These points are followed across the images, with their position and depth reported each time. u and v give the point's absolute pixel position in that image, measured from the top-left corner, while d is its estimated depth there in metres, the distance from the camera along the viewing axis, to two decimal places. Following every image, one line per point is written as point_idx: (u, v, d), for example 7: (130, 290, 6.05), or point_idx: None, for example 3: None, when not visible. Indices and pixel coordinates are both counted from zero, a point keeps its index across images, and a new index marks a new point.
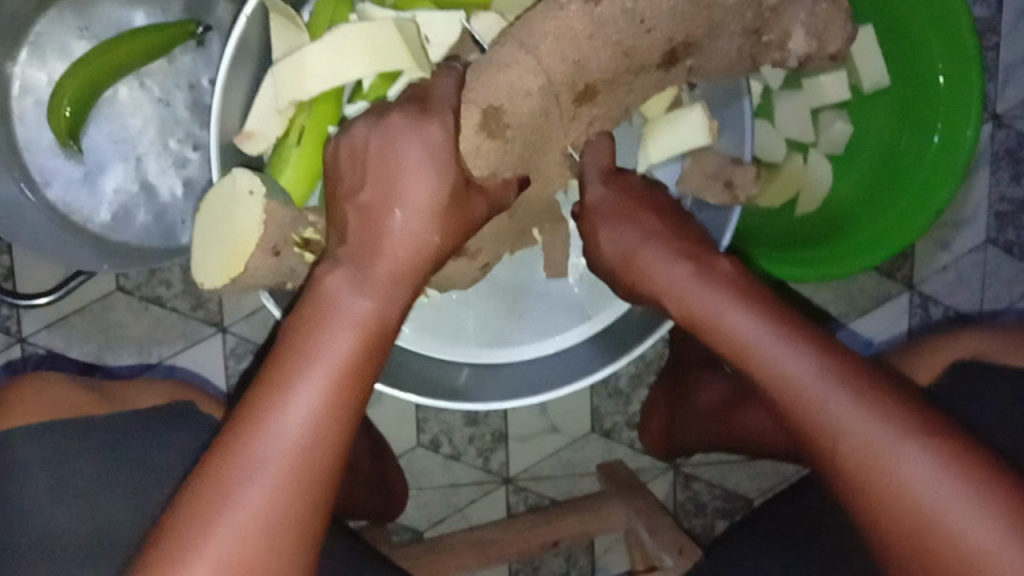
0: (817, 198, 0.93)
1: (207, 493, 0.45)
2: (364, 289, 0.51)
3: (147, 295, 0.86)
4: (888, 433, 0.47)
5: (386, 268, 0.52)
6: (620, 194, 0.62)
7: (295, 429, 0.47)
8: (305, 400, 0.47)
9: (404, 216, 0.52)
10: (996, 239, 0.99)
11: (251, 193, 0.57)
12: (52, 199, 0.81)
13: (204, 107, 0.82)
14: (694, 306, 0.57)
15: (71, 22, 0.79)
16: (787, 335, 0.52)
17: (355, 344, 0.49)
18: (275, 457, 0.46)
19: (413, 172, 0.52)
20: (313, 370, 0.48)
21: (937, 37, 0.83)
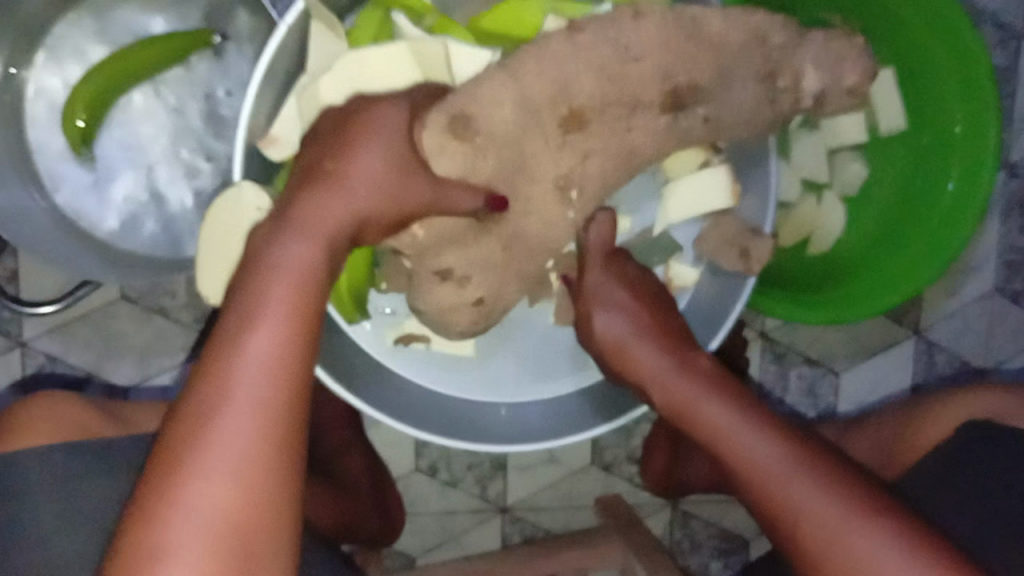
0: (829, 242, 0.93)
1: (180, 454, 0.43)
2: (297, 232, 0.50)
3: (151, 305, 0.85)
4: (839, 511, 0.51)
5: (337, 221, 0.51)
6: (614, 281, 0.65)
7: (259, 378, 0.45)
8: (262, 347, 0.46)
9: (355, 181, 0.51)
10: (1004, 288, 0.99)
11: (257, 211, 0.55)
12: (60, 203, 0.80)
13: (218, 118, 0.81)
14: (680, 396, 0.60)
15: (87, 26, 0.78)
16: (754, 424, 0.57)
17: (303, 286, 0.48)
18: (243, 406, 0.44)
19: (366, 145, 0.52)
20: (270, 305, 0.47)
21: (957, 86, 0.83)
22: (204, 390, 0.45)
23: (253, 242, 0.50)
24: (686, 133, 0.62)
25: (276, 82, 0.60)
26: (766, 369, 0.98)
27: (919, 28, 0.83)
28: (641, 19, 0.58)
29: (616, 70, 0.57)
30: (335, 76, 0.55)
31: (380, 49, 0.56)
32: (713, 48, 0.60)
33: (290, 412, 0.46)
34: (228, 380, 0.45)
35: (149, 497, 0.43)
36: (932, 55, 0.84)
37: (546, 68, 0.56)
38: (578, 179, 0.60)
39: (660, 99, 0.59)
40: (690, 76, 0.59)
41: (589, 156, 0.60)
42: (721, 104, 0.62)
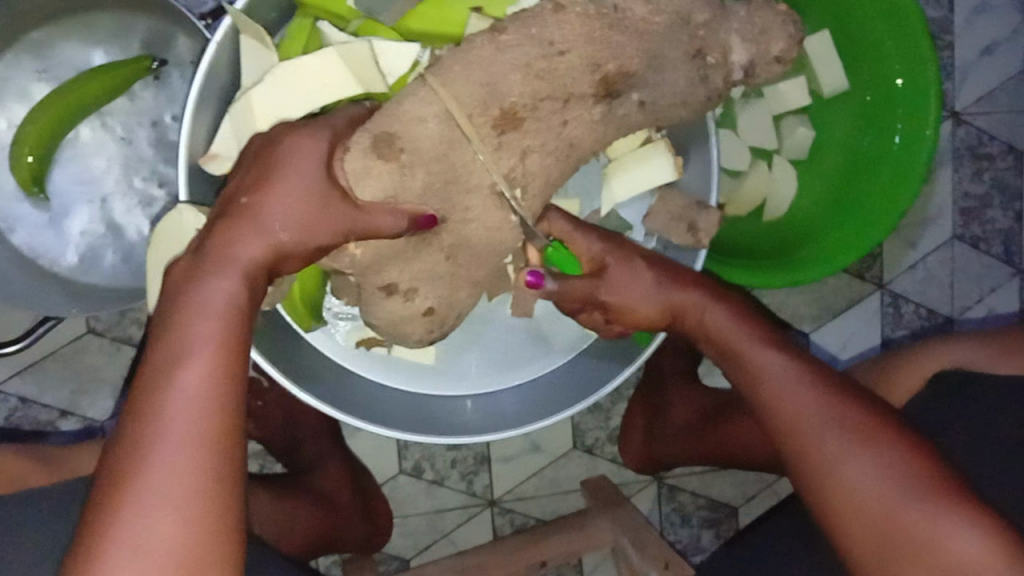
0: (784, 206, 0.94)
1: (116, 501, 0.42)
2: (220, 270, 0.48)
3: (119, 335, 0.85)
4: (842, 435, 0.52)
5: (258, 258, 0.49)
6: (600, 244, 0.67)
7: (188, 415, 0.43)
8: (189, 384, 0.44)
9: (277, 221, 0.50)
10: (962, 235, 1.00)
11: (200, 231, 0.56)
12: (18, 244, 0.80)
13: (168, 143, 0.81)
14: (690, 314, 0.65)
15: (28, 65, 0.78)
16: (762, 340, 0.61)
17: (227, 322, 0.46)
18: (176, 444, 0.43)
19: (287, 175, 0.51)
20: (195, 345, 0.45)
21: (892, 41, 0.85)
22: (136, 433, 0.44)
23: (177, 282, 0.48)
24: (622, 120, 0.63)
25: (213, 102, 0.61)
26: None
27: None
28: (564, 11, 0.58)
29: (543, 69, 0.57)
30: (269, 87, 0.57)
31: (312, 61, 0.57)
32: (635, 34, 0.60)
33: (225, 450, 0.44)
34: (156, 426, 0.43)
35: (86, 551, 0.42)
36: (864, 13, 0.85)
37: (472, 75, 0.56)
38: (523, 178, 0.60)
39: (592, 88, 0.59)
40: (619, 62, 0.59)
41: (528, 153, 0.59)
42: (655, 88, 0.63)
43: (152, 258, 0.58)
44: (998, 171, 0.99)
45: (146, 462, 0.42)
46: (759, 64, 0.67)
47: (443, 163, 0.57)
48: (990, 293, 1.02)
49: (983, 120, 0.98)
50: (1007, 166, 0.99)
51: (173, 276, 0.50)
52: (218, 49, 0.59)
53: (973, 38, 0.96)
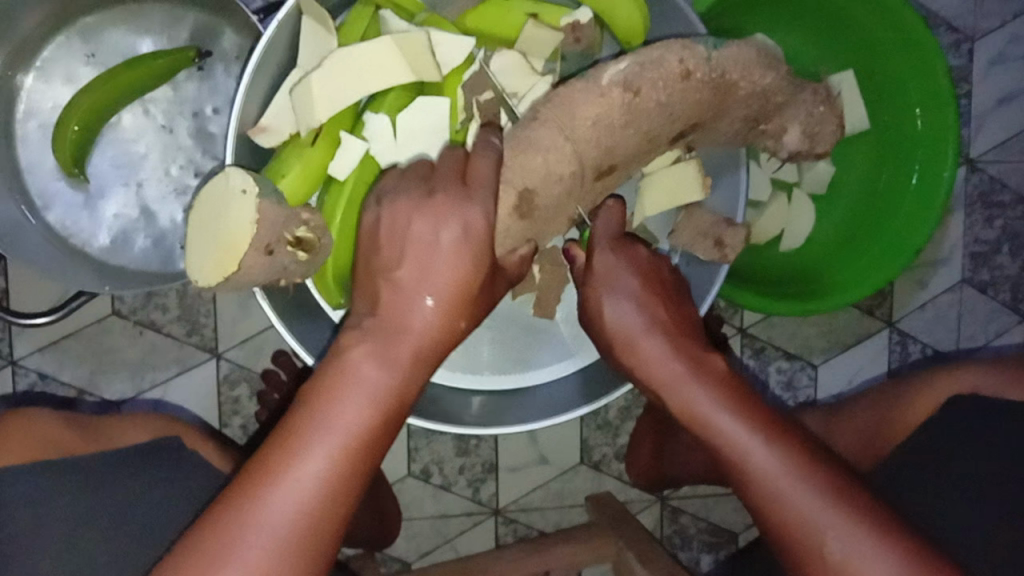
0: (801, 238, 0.95)
1: (225, 542, 0.48)
2: (383, 361, 0.52)
3: (142, 319, 0.86)
4: (852, 536, 0.49)
5: (414, 350, 0.53)
6: (675, 354, 0.58)
7: (307, 495, 0.49)
8: (319, 467, 0.49)
9: (432, 303, 0.53)
10: (971, 279, 1.02)
11: (243, 193, 0.57)
12: (52, 222, 0.82)
13: (207, 134, 0.83)
14: (696, 410, 0.56)
15: (77, 48, 0.80)
16: (779, 453, 0.52)
17: (377, 418, 0.51)
18: (289, 515, 0.48)
19: (445, 259, 0.53)
20: (341, 430, 0.50)
21: (915, 85, 0.87)
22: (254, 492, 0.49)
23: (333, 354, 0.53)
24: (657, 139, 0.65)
25: (266, 88, 0.62)
26: (746, 365, 1.01)
27: (874, 31, 0.87)
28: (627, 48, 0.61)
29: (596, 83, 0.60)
30: (327, 74, 0.60)
31: (369, 48, 0.60)
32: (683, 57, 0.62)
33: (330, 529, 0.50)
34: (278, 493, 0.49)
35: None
36: (890, 57, 0.88)
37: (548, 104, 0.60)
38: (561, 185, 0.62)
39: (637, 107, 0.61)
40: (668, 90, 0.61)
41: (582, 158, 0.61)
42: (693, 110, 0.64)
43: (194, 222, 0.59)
44: (1010, 220, 1.02)
45: (262, 516, 0.48)
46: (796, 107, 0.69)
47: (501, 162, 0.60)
48: (995, 338, 1.04)
49: (997, 168, 1.01)
50: (1017, 215, 1.02)
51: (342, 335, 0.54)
52: (277, 29, 0.60)
53: (991, 88, 0.99)
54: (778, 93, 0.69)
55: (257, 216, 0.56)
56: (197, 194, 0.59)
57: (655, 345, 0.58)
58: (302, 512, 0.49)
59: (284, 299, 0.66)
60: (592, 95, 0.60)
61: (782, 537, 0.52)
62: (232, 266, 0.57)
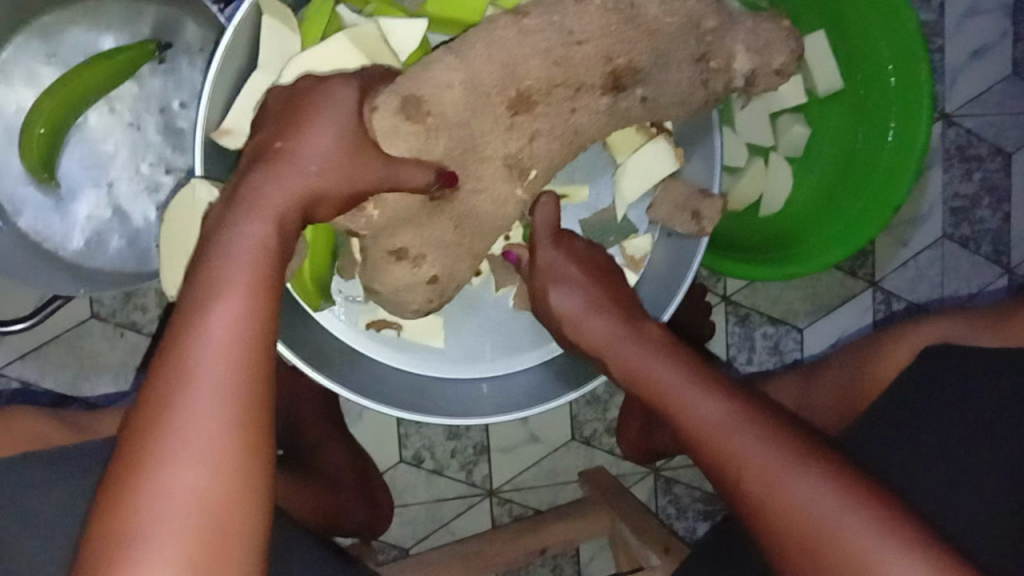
0: (778, 203, 0.96)
1: (148, 435, 0.41)
2: (252, 209, 0.48)
3: (122, 321, 0.85)
4: (758, 440, 0.50)
5: (286, 198, 0.49)
6: (567, 259, 0.68)
7: (219, 353, 0.42)
8: (223, 317, 0.43)
9: (314, 158, 0.51)
10: (952, 234, 1.02)
11: (211, 205, 0.57)
12: (23, 227, 0.81)
13: (176, 130, 0.82)
14: (627, 363, 0.62)
15: (38, 48, 0.79)
16: (697, 379, 0.56)
17: (263, 266, 0.46)
18: (209, 378, 0.42)
19: (312, 124, 0.52)
20: (234, 279, 0.45)
21: (886, 41, 0.86)
22: (164, 364, 0.43)
23: (208, 228, 0.49)
24: (625, 114, 0.65)
25: (229, 77, 0.61)
26: (732, 332, 1.01)
27: None
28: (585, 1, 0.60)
29: (562, 56, 0.59)
30: (285, 84, 0.58)
31: (322, 47, 0.58)
32: (650, 34, 0.62)
33: (257, 383, 0.43)
34: (190, 351, 0.42)
35: (123, 466, 0.41)
36: (860, 13, 0.87)
37: (493, 54, 0.58)
38: (529, 161, 0.63)
39: (602, 80, 0.62)
40: (629, 57, 0.62)
41: (536, 138, 0.62)
42: (659, 84, 0.65)
43: (166, 239, 0.59)
44: (988, 172, 1.02)
45: (182, 374, 0.42)
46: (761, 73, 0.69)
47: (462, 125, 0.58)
48: (980, 291, 1.04)
49: (974, 122, 1.01)
50: (996, 167, 1.02)
51: (208, 221, 0.51)
52: (237, 31, 0.59)
53: (964, 41, 0.99)
54: (709, 18, 0.66)
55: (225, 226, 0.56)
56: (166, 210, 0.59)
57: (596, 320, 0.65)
58: (223, 356, 0.42)
59: None
60: (520, 38, 0.58)
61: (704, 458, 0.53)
62: None
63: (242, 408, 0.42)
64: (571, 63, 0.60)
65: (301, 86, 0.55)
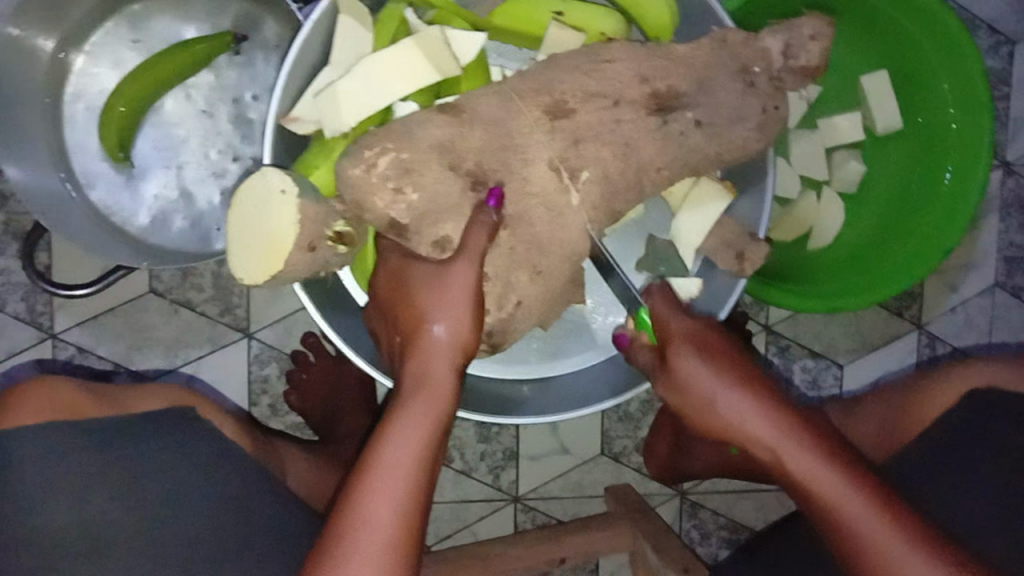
0: (827, 237, 0.94)
1: (336, 540, 0.48)
2: (441, 313, 0.54)
3: (178, 298, 0.88)
4: (904, 539, 0.50)
5: (462, 313, 0.54)
6: (701, 325, 0.59)
7: (401, 467, 0.50)
8: (410, 435, 0.51)
9: (442, 328, 0.54)
10: (1004, 283, 1.01)
11: (282, 193, 0.57)
12: (94, 199, 0.84)
13: (246, 120, 0.85)
14: (701, 397, 0.55)
15: (125, 33, 0.83)
16: (790, 425, 0.54)
17: (447, 383, 0.53)
18: (393, 493, 0.49)
19: (437, 307, 0.54)
20: (423, 402, 0.52)
21: (949, 82, 0.86)
22: (358, 475, 0.50)
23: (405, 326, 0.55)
24: (680, 140, 0.62)
25: (299, 73, 0.64)
26: (771, 362, 1.01)
27: (907, 25, 0.86)
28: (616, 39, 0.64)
29: (589, 70, 0.61)
30: (352, 79, 0.60)
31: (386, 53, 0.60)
32: (684, 63, 0.63)
33: (419, 486, 0.50)
34: (381, 462, 0.50)
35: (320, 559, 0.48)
36: (923, 52, 0.87)
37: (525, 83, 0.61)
38: (577, 161, 0.59)
39: (642, 100, 0.61)
40: (668, 83, 0.62)
41: (581, 140, 0.59)
42: (708, 108, 0.63)
43: (232, 219, 0.59)
44: None
45: (371, 483, 0.49)
46: (805, 68, 0.67)
47: (498, 130, 0.58)
48: None
49: None
50: None
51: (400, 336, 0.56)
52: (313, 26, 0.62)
53: None
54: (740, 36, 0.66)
55: (299, 217, 0.56)
56: (234, 193, 0.59)
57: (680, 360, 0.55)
58: (402, 467, 0.50)
59: (323, 291, 0.67)
60: (569, 71, 0.61)
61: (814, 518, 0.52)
62: (278, 264, 0.58)
63: (412, 508, 0.49)
64: (612, 80, 0.61)
65: (391, 264, 0.58)
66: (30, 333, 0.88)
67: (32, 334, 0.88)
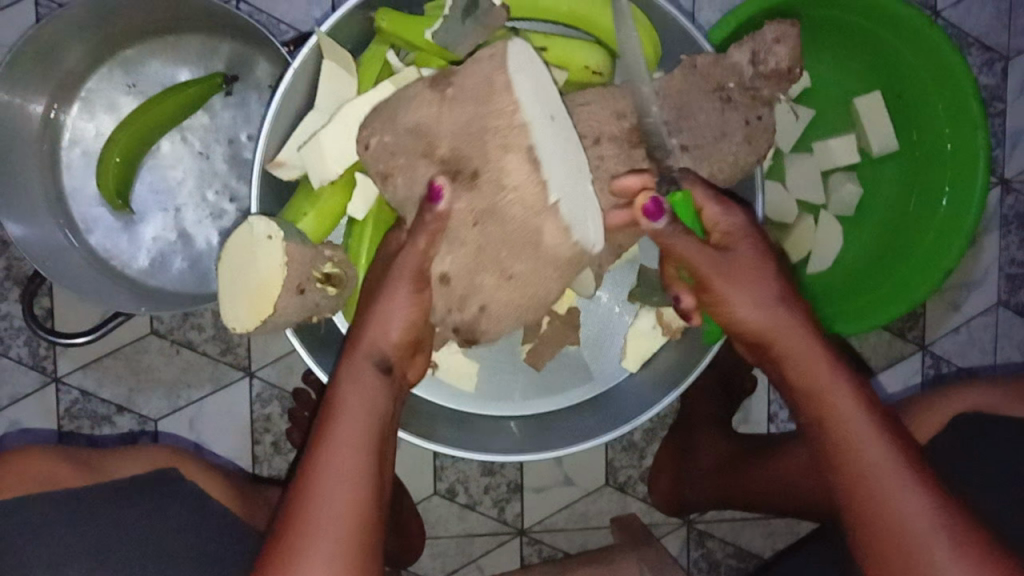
0: (827, 261, 0.94)
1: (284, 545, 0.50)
2: (384, 318, 0.57)
3: (179, 338, 0.89)
4: (944, 535, 0.50)
5: (401, 320, 0.57)
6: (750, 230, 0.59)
7: (342, 474, 0.52)
8: (346, 440, 0.53)
9: (392, 331, 0.57)
10: (1007, 301, 1.01)
11: (269, 238, 0.58)
12: (93, 245, 0.85)
13: (242, 160, 0.86)
14: (789, 345, 0.56)
15: (120, 79, 0.84)
16: (859, 399, 0.54)
17: (374, 395, 0.56)
18: (334, 500, 0.51)
19: (386, 315, 0.57)
20: (354, 413, 0.55)
21: (943, 103, 0.87)
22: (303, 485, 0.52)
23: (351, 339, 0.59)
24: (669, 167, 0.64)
25: (287, 119, 0.65)
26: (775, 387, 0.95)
27: (898, 44, 0.87)
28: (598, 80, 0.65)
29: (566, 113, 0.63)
30: (335, 129, 0.62)
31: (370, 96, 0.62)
32: (665, 97, 0.65)
33: (359, 490, 0.52)
34: (321, 469, 0.52)
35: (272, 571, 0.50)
36: (915, 71, 0.88)
37: None
38: None
39: (624, 134, 0.63)
40: (648, 116, 0.64)
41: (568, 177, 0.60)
42: (692, 131, 0.64)
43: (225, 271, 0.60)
44: None
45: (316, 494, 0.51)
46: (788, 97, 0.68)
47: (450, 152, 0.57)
48: None
49: None
50: None
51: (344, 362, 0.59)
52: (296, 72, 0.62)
53: None
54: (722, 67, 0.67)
55: (285, 258, 0.57)
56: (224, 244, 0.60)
57: (764, 284, 0.56)
58: (342, 474, 0.52)
59: (316, 335, 0.68)
60: None
61: (849, 491, 0.52)
62: (268, 308, 0.58)
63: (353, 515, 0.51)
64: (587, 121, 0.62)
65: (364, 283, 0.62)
66: (33, 377, 0.88)
67: (36, 378, 0.88)
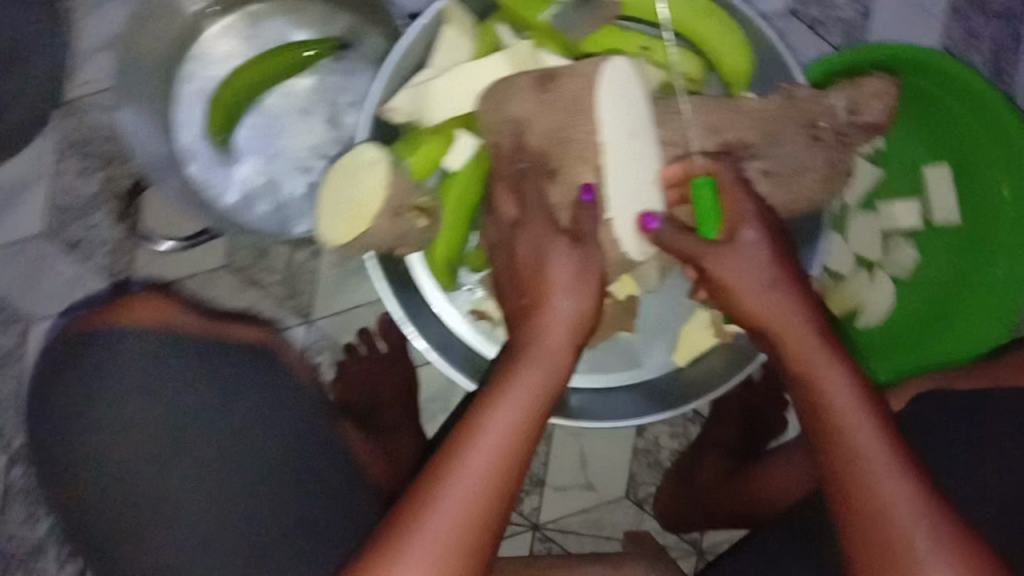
0: (876, 318, 0.97)
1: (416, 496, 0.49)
2: (566, 290, 0.56)
3: (248, 277, 0.93)
4: (939, 546, 0.47)
5: (574, 290, 0.56)
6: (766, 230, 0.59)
7: (496, 437, 0.50)
8: (509, 405, 0.52)
9: (562, 302, 0.56)
10: None
11: (374, 163, 0.64)
12: (189, 174, 0.90)
13: (340, 123, 0.92)
14: (794, 339, 0.55)
15: (243, 30, 0.91)
16: (868, 402, 0.52)
17: (546, 371, 0.54)
18: (481, 461, 0.50)
19: (560, 284, 0.57)
20: (515, 378, 0.53)
21: (1004, 176, 0.89)
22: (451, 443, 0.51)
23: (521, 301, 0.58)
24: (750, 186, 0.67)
25: (403, 74, 0.71)
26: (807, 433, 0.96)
27: (965, 118, 0.90)
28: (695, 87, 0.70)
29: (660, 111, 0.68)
30: (446, 84, 0.66)
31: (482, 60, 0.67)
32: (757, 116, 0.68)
33: (512, 457, 0.51)
34: (477, 429, 0.50)
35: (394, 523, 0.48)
36: (978, 145, 0.90)
37: None
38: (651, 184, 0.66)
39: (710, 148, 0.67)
40: (738, 134, 0.67)
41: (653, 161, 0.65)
42: (777, 155, 0.69)
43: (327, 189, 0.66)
44: None
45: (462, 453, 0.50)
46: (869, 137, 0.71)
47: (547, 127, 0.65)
48: None
49: None
50: None
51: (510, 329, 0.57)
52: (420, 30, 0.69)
53: None
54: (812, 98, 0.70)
55: (387, 182, 0.64)
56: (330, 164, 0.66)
57: (763, 277, 0.56)
58: (495, 438, 0.50)
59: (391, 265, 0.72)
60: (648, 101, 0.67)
61: (848, 496, 0.50)
62: (363, 223, 0.65)
63: (497, 482, 0.50)
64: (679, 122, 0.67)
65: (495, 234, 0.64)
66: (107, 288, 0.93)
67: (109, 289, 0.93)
